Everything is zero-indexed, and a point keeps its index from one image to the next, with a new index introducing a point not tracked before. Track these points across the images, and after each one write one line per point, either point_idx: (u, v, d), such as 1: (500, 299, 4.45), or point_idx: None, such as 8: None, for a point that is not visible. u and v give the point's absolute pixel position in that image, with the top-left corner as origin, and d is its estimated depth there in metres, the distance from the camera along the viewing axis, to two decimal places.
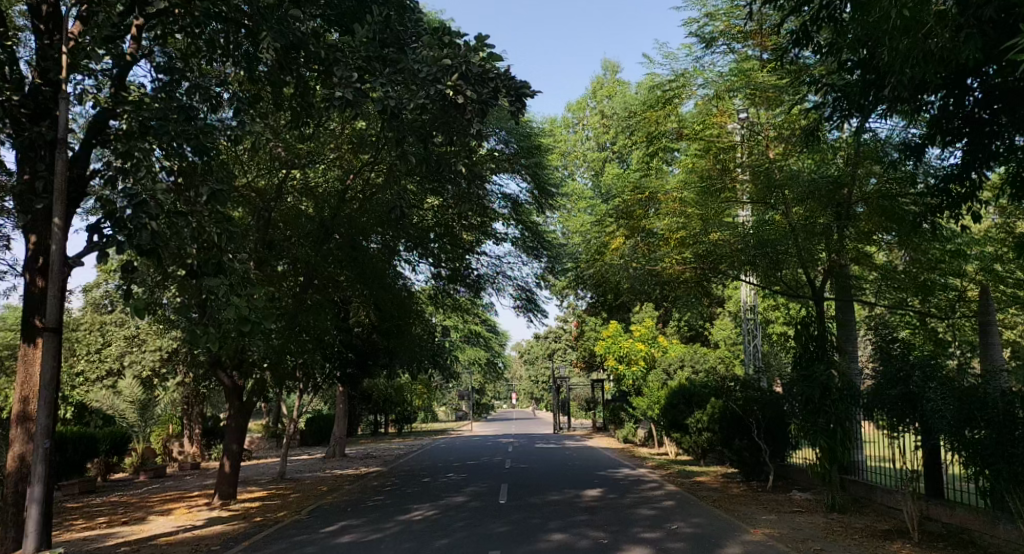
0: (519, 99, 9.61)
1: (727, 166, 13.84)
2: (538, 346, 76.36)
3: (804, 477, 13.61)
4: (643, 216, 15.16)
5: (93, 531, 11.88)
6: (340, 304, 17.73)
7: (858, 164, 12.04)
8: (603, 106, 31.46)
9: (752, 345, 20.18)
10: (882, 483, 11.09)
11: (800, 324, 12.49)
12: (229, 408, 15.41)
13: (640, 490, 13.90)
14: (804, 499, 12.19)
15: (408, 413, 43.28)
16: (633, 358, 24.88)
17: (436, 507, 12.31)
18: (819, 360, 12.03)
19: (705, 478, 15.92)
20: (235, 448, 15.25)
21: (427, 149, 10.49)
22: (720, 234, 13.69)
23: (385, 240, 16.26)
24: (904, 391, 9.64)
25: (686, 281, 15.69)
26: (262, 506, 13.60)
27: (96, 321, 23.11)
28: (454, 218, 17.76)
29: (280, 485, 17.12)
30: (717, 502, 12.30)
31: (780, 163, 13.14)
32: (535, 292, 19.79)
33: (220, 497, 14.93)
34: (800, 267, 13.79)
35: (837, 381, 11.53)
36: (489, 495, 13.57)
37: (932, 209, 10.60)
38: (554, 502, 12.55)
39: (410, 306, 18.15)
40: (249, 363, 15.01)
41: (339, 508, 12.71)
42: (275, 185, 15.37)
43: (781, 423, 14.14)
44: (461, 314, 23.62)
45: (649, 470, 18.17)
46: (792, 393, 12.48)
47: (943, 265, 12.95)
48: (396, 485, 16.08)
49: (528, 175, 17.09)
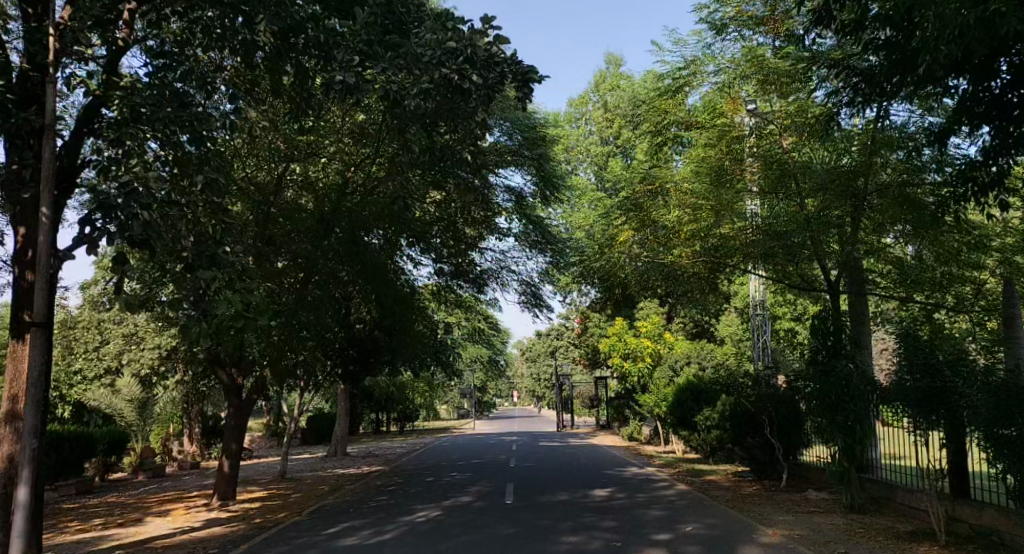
0: (526, 85, 9.23)
1: (738, 156, 13.46)
2: (541, 343, 76.05)
3: (818, 475, 13.26)
4: (653, 208, 14.46)
5: (89, 533, 11.53)
6: (341, 300, 17.41)
7: (877, 153, 11.67)
8: (605, 100, 31.06)
9: (761, 340, 19.84)
10: (901, 482, 10.74)
11: (815, 318, 12.10)
12: (228, 407, 15.08)
13: (650, 490, 13.54)
14: (820, 498, 11.84)
15: (410, 412, 42.96)
16: (640, 355, 24.45)
17: (441, 508, 11.98)
18: (835, 355, 11.64)
19: (715, 476, 15.58)
20: (234, 448, 14.91)
21: (431, 138, 10.13)
22: (732, 228, 13.54)
23: (386, 235, 15.94)
24: (930, 386, 9.25)
25: (694, 273, 15.30)
26: (262, 507, 13.25)
27: (95, 318, 22.59)
28: (457, 212, 17.43)
29: (281, 485, 16.80)
30: (731, 502, 11.95)
31: (793, 153, 12.84)
32: (540, 288, 19.46)
33: (219, 498, 14.58)
34: (812, 260, 13.44)
35: (856, 377, 11.14)
36: (495, 495, 13.21)
37: (955, 198, 10.24)
38: (562, 503, 12.20)
39: (412, 302, 17.82)
40: (249, 361, 14.66)
41: (341, 509, 12.36)
42: (275, 178, 15.04)
43: (795, 420, 13.77)
44: (464, 310, 23.29)
45: (658, 468, 17.84)
46: (808, 390, 12.13)
47: (962, 257, 12.62)
48: (399, 484, 15.76)
49: (532, 168, 16.76)
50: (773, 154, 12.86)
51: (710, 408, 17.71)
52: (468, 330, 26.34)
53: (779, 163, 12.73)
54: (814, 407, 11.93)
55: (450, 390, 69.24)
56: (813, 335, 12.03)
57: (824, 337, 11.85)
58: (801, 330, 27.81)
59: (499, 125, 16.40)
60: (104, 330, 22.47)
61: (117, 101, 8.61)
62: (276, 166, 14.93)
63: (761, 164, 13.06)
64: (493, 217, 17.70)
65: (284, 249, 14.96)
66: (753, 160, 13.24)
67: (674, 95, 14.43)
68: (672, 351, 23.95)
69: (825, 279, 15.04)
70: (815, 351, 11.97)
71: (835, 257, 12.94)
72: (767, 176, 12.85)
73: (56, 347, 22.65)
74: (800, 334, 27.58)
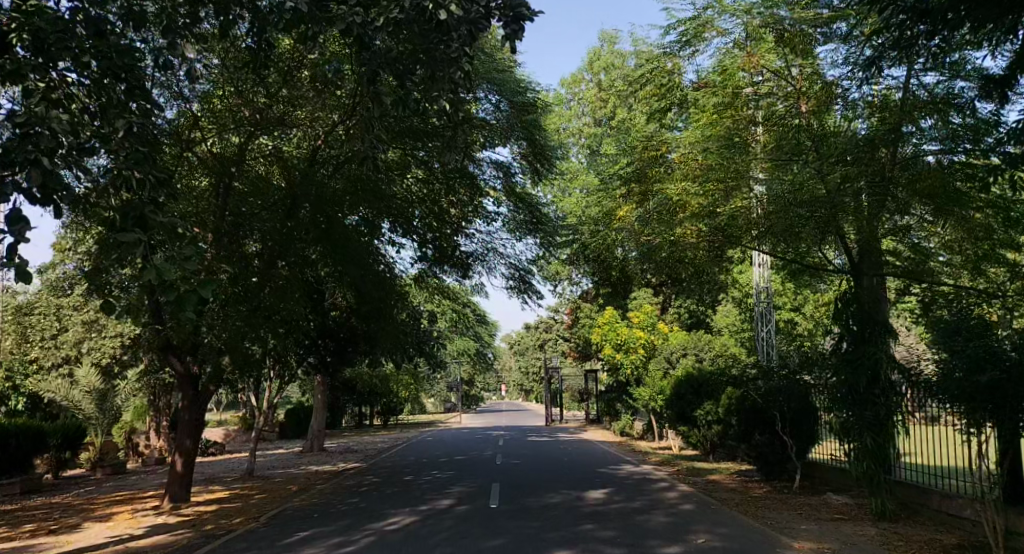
0: (516, 21, 7.73)
1: (747, 121, 12.27)
2: (530, 337, 74.87)
3: (836, 477, 12.08)
4: (655, 177, 13.40)
5: (14, 541, 10.13)
6: (314, 282, 16.13)
7: (901, 116, 10.47)
8: (599, 79, 29.66)
9: (764, 330, 18.64)
10: (936, 486, 9.51)
11: (838, 300, 10.59)
12: (182, 401, 13.73)
13: (650, 492, 12.29)
14: (842, 503, 10.58)
15: (394, 405, 41.72)
16: (632, 346, 23.13)
17: (418, 513, 10.68)
18: (866, 343, 10.21)
19: (719, 476, 14.35)
20: (189, 445, 13.56)
21: (405, 91, 8.73)
22: (741, 202, 12.30)
23: (364, 215, 14.60)
24: (995, 378, 7.76)
25: (698, 254, 13.83)
26: (217, 511, 11.91)
27: (50, 304, 21.41)
28: (440, 189, 16.10)
29: (246, 484, 15.46)
30: (741, 506, 10.68)
31: (810, 120, 11.67)
32: (529, 272, 18.11)
33: (171, 500, 13.24)
34: (829, 239, 12.17)
35: (885, 369, 9.85)
36: (478, 498, 11.93)
37: (1006, 161, 8.99)
38: (552, 507, 10.92)
39: (391, 287, 16.33)
40: (207, 348, 13.29)
41: (304, 514, 11.03)
42: (240, 146, 13.62)
43: (809, 416, 12.57)
44: (450, 297, 21.91)
45: (655, 466, 16.61)
46: (829, 382, 10.85)
47: (997, 236, 11.39)
48: (374, 485, 14.44)
49: (523, 142, 15.43)
50: (788, 125, 11.75)
51: (711, 401, 16.62)
52: (453, 319, 25.02)
53: (796, 132, 11.61)
54: (836, 405, 10.52)
55: (436, 383, 67.93)
56: (835, 320, 10.60)
57: (847, 321, 10.41)
58: (802, 322, 26.70)
59: (486, 93, 15.00)
60: (63, 317, 21.31)
61: (15, 27, 6.74)
62: (241, 135, 13.57)
63: (776, 134, 11.87)
64: (478, 197, 16.40)
65: (249, 227, 13.51)
66: (771, 128, 11.98)
67: (678, 55, 13.11)
68: (668, 342, 22.74)
69: (840, 260, 13.79)
70: (840, 338, 10.57)
71: (857, 237, 11.66)
72: (780, 146, 11.67)
73: (12, 334, 21.76)
74: (800, 326, 26.47)
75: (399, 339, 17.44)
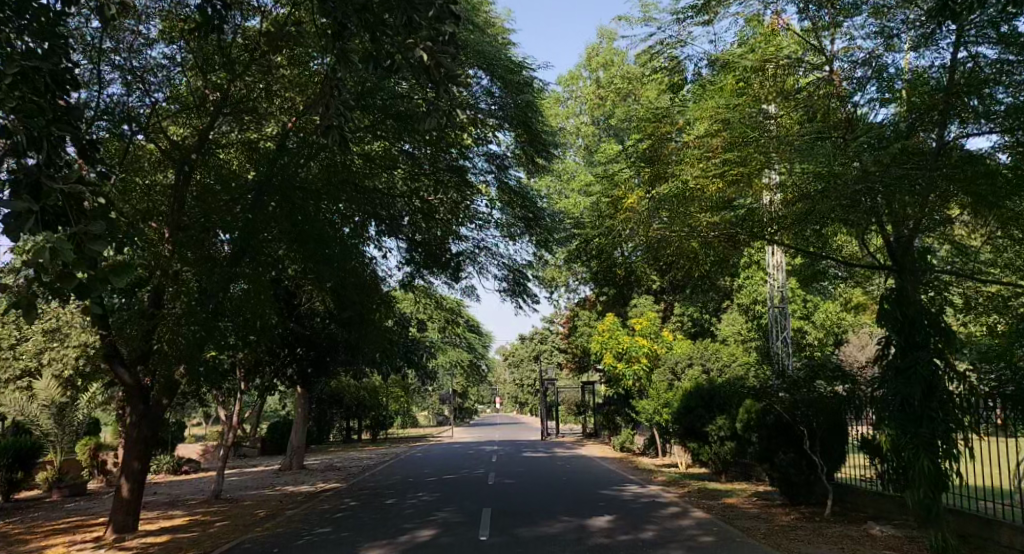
0: None
1: (773, 98, 10.98)
2: (526, 348, 73.45)
3: (874, 502, 10.66)
4: (666, 161, 12.01)
5: None
6: (288, 284, 14.68)
7: (947, 99, 9.26)
8: (598, 77, 28.31)
9: (779, 338, 17.23)
10: (1012, 518, 8.06)
11: (883, 299, 9.19)
12: (131, 416, 12.25)
13: (662, 519, 10.84)
14: (888, 536, 9.15)
15: (384, 418, 40.06)
16: (634, 356, 21.56)
17: (395, 547, 9.22)
18: (918, 349, 8.79)
19: (735, 499, 12.90)
20: (137, 465, 12.08)
21: (372, 47, 7.22)
22: (768, 186, 10.87)
23: (341, 210, 13.18)
24: None
25: (712, 251, 12.41)
26: (165, 543, 10.46)
27: None
28: (427, 182, 14.66)
29: (210, 508, 13.97)
30: (769, 538, 9.25)
31: (836, 101, 10.45)
32: (524, 274, 16.69)
33: (114, 530, 11.78)
34: (863, 232, 10.81)
35: (941, 379, 8.52)
36: (464, 528, 10.44)
37: None
38: (549, 539, 9.44)
39: (374, 290, 14.87)
40: (160, 357, 11.85)
41: (263, 547, 9.55)
42: (204, 130, 12.26)
43: (839, 432, 11.26)
44: (440, 302, 20.42)
45: (663, 487, 15.13)
46: (872, 393, 9.44)
47: None
48: (351, 509, 12.95)
49: (518, 128, 14.09)
50: (817, 103, 10.57)
51: (725, 415, 15.18)
52: (443, 327, 23.51)
53: (825, 110, 10.53)
54: (881, 419, 9.10)
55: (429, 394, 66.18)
56: (880, 322, 9.18)
57: (893, 323, 9.02)
58: (812, 330, 25.28)
59: (477, 75, 13.64)
60: None
61: None
62: (206, 119, 12.29)
63: (802, 114, 10.72)
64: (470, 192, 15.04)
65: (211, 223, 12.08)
66: (794, 108, 10.78)
67: (690, 23, 11.71)
68: (673, 351, 21.23)
69: (868, 257, 12.37)
70: (885, 342, 9.21)
71: (899, 229, 10.19)
72: (807, 128, 10.40)
73: None
74: (810, 334, 25.10)
75: (383, 346, 15.91)
